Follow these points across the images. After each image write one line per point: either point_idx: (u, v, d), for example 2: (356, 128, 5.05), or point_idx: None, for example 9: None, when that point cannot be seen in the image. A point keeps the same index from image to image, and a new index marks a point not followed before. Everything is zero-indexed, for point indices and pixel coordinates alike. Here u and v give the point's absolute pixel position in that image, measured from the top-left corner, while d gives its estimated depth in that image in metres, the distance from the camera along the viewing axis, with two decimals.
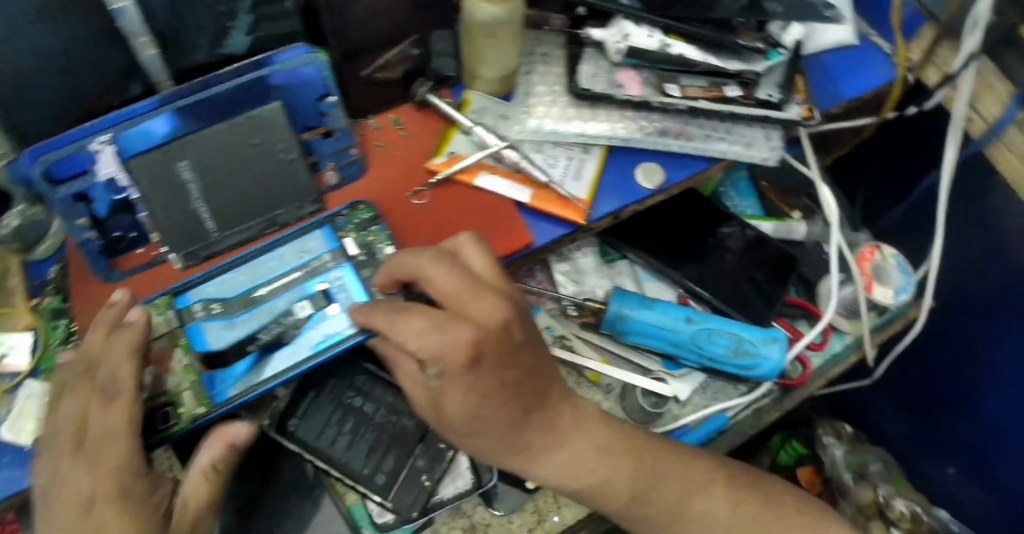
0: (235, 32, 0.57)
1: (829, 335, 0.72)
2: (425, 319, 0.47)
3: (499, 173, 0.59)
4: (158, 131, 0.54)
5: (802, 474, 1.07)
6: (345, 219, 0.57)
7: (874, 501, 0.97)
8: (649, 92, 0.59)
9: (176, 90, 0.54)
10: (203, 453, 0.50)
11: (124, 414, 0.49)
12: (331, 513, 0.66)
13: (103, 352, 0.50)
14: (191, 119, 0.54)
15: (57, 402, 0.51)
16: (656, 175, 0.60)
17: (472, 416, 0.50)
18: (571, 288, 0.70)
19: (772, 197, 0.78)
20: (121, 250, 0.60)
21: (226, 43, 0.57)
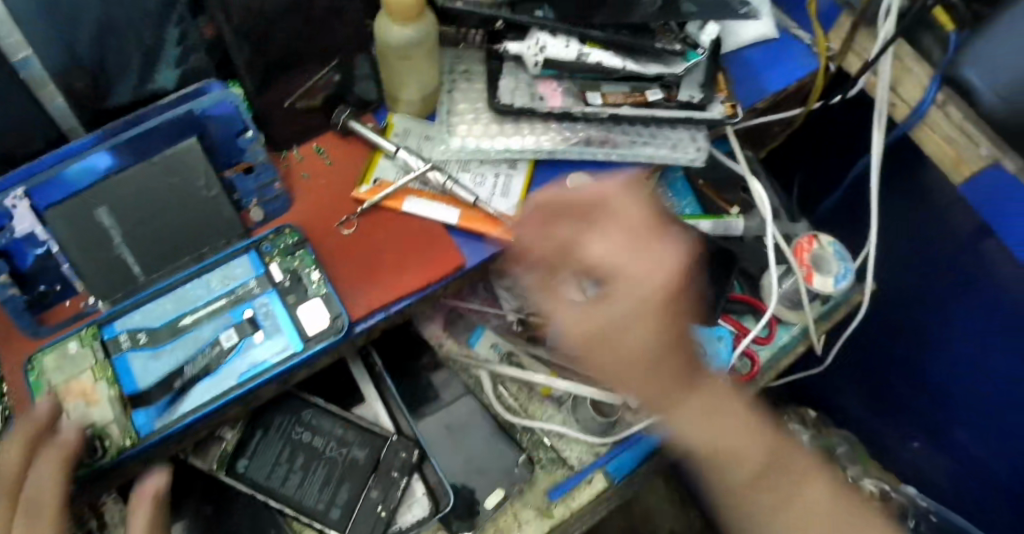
0: (162, 67, 0.56)
1: (774, 328, 0.74)
2: (619, 231, 0.49)
3: (427, 196, 0.58)
4: (100, 166, 0.53)
5: None
6: (271, 244, 0.57)
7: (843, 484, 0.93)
8: (570, 102, 0.59)
9: (115, 127, 0.55)
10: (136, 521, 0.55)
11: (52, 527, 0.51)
12: None
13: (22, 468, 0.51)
14: (131, 152, 0.54)
15: None
16: (586, 180, 0.58)
17: (643, 353, 0.47)
18: (513, 304, 0.69)
19: (709, 193, 0.79)
20: (48, 304, 0.58)
21: (155, 76, 0.57)
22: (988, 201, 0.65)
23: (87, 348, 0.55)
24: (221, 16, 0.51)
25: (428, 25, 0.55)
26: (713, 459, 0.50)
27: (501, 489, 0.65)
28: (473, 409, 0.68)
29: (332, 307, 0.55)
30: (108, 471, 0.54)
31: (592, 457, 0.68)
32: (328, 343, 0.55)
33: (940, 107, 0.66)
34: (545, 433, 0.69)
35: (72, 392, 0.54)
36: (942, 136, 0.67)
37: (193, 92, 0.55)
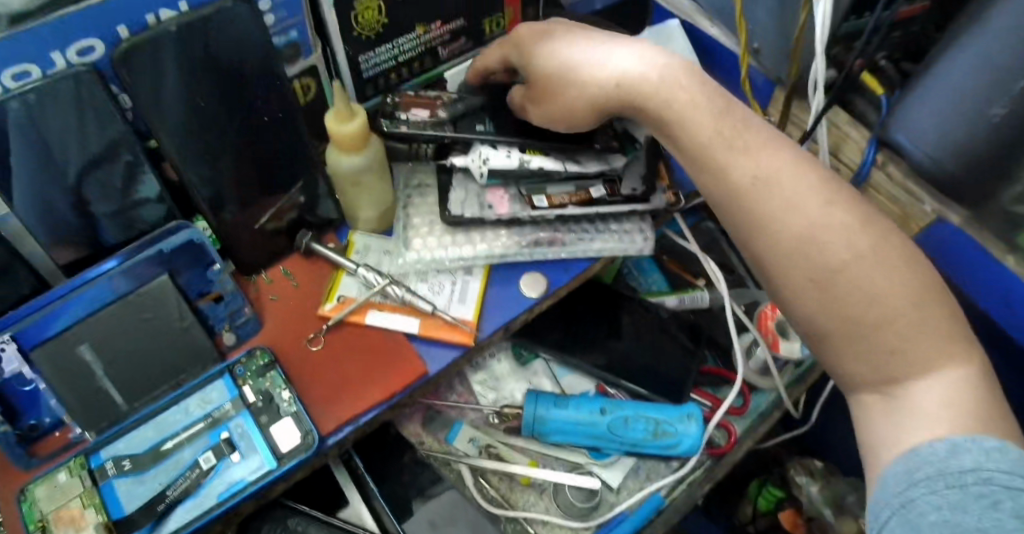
0: (147, 177, 0.58)
1: (748, 396, 0.74)
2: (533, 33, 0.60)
3: (387, 309, 0.62)
4: (105, 294, 0.56)
5: (784, 516, 1.05)
6: (243, 367, 0.60)
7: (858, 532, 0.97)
8: (517, 208, 0.63)
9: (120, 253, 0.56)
10: None
11: None
12: None
13: None
14: (130, 280, 0.56)
15: None
16: (538, 283, 0.62)
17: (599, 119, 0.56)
18: (489, 397, 0.75)
19: (675, 269, 0.82)
20: (36, 436, 0.59)
21: (137, 192, 0.58)
22: (946, 255, 0.66)
23: (74, 477, 0.56)
24: (167, 150, 0.54)
25: (374, 149, 0.59)
26: (754, 236, 0.48)
27: None
28: (452, 498, 0.67)
29: (301, 426, 0.57)
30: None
31: None
32: (300, 459, 0.56)
33: (881, 167, 0.66)
34: (528, 522, 0.69)
35: (63, 518, 0.55)
36: (887, 195, 0.68)
37: (172, 226, 0.57)
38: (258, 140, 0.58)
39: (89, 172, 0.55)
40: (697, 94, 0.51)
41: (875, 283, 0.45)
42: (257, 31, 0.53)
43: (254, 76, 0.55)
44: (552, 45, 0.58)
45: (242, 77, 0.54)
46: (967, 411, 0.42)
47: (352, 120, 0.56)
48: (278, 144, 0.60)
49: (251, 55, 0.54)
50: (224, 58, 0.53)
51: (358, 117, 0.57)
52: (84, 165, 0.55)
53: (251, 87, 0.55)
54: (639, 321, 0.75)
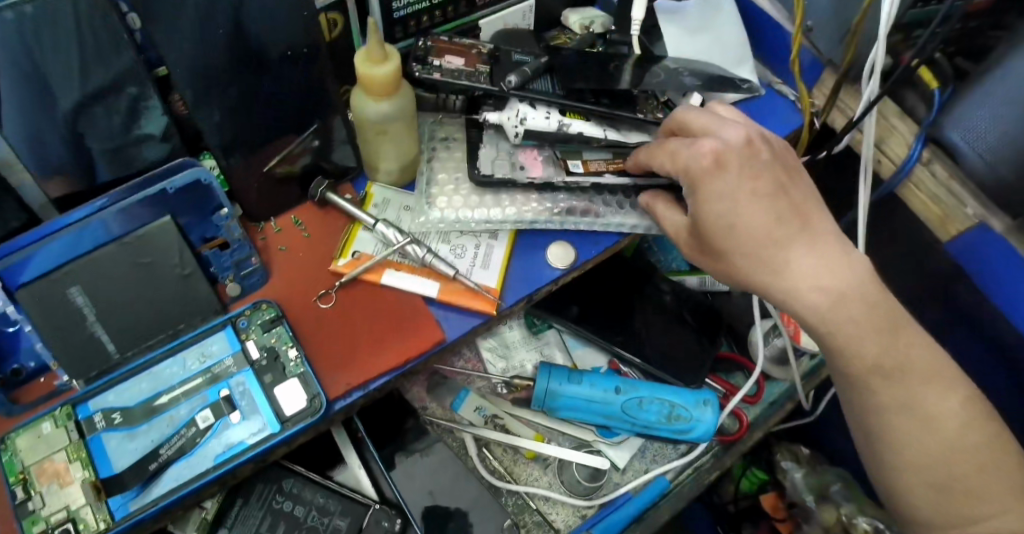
0: (151, 111, 0.53)
1: (763, 385, 0.72)
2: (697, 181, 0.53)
3: (406, 269, 0.57)
4: (106, 231, 0.51)
5: (766, 500, 1.05)
6: (247, 320, 0.55)
7: (838, 520, 0.97)
8: (552, 172, 0.59)
9: (121, 188, 0.51)
10: None
11: None
12: None
13: None
14: (137, 218, 0.51)
15: None
16: (565, 253, 0.58)
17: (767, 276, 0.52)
18: (499, 366, 0.68)
19: None
20: (20, 382, 0.56)
21: (140, 127, 0.53)
22: (973, 264, 0.64)
23: (59, 429, 0.53)
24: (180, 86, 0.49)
25: (404, 98, 0.55)
26: None
27: None
28: (442, 459, 0.64)
29: (308, 387, 0.53)
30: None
31: (578, 520, 0.66)
32: (306, 423, 0.52)
33: (926, 164, 0.65)
34: (530, 496, 0.66)
35: (46, 473, 0.52)
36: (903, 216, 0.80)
37: (177, 165, 0.51)
38: (278, 84, 0.54)
39: (93, 106, 0.50)
40: (822, 274, 0.51)
41: (889, 387, 0.51)
42: (284, 3, 0.50)
43: (282, 43, 0.52)
44: (730, 181, 0.51)
45: (271, 44, 0.52)
46: (938, 465, 0.49)
47: (384, 64, 0.52)
48: (304, 85, 0.55)
49: (281, 28, 0.51)
50: (250, 26, 0.50)
51: (389, 60, 0.52)
52: (83, 101, 0.49)
53: (268, 74, 0.53)
54: (658, 295, 0.72)
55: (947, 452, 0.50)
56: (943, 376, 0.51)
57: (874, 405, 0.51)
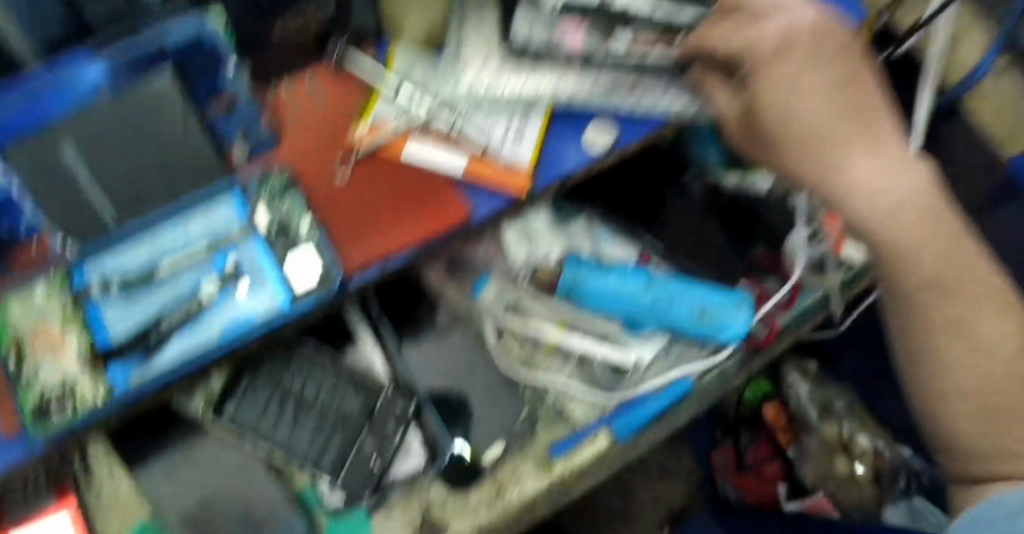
0: None
1: (795, 294, 0.67)
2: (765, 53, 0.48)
3: (431, 140, 0.52)
4: (88, 80, 0.47)
5: (767, 410, 1.02)
6: (255, 186, 0.51)
7: (838, 438, 0.99)
8: (595, 43, 0.52)
9: (105, 36, 0.48)
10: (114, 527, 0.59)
11: None
12: (267, 489, 0.60)
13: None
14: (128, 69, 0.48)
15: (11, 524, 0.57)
16: (604, 134, 0.54)
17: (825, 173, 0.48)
18: (523, 252, 0.65)
19: None
20: (11, 246, 0.51)
21: None
22: None
23: (52, 295, 0.49)
24: None
25: None
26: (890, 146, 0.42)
27: (501, 440, 0.62)
28: (458, 345, 0.63)
29: (324, 260, 0.49)
30: (69, 435, 0.50)
31: (597, 414, 0.64)
32: (319, 297, 0.49)
33: None
34: (550, 387, 0.64)
35: (40, 340, 0.49)
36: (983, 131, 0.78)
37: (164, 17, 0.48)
38: None
39: None
40: (882, 172, 0.46)
41: (952, 304, 0.46)
42: None
43: None
44: (789, 72, 0.48)
45: None
46: (983, 390, 0.46)
47: None
48: None
49: None
50: None
51: None
52: None
53: None
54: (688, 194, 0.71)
55: (994, 379, 0.46)
56: (1007, 298, 0.47)
57: (923, 319, 0.47)
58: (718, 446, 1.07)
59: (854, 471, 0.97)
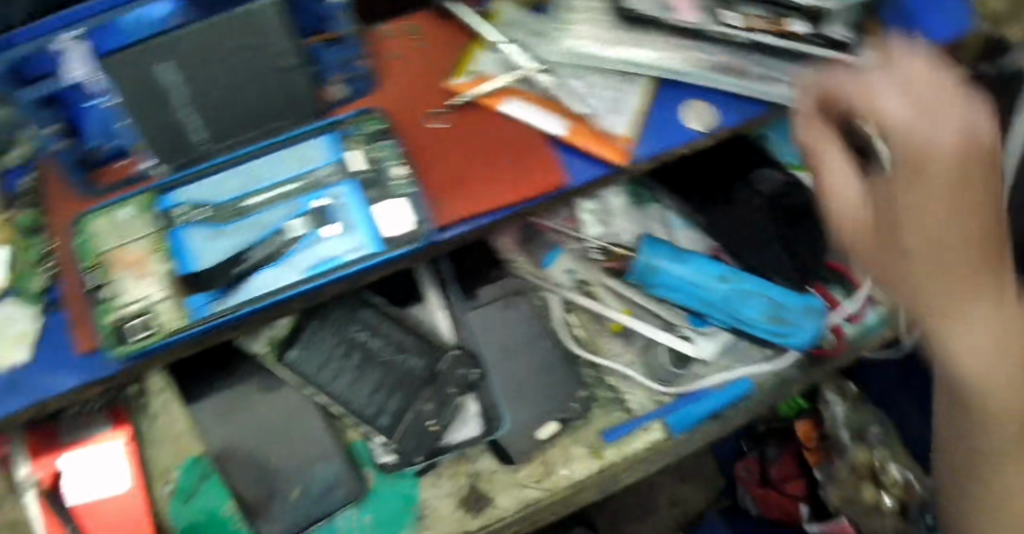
0: None
1: (865, 307, 0.66)
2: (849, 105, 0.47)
3: (531, 101, 0.52)
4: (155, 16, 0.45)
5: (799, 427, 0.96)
6: (352, 128, 0.50)
7: (869, 464, 0.91)
8: (705, 19, 0.52)
9: None
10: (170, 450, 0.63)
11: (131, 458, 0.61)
12: (319, 434, 0.61)
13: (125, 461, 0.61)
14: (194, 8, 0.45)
15: (82, 432, 0.62)
16: (704, 117, 0.53)
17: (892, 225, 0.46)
18: (597, 230, 0.64)
19: None
20: (98, 161, 0.51)
21: None
22: None
23: (140, 216, 0.49)
24: None
25: None
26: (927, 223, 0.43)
27: (555, 421, 0.61)
28: (519, 317, 0.61)
29: (417, 211, 0.49)
30: (144, 357, 0.49)
31: (653, 405, 0.63)
32: (408, 250, 0.49)
33: None
34: (608, 371, 0.63)
35: (123, 260, 0.49)
36: None
37: None
38: None
39: None
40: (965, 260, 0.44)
41: None
42: None
43: None
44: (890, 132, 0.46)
45: None
46: None
47: None
48: None
49: None
50: None
51: None
52: None
53: None
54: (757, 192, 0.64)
55: None
56: None
57: None
58: (743, 458, 1.04)
59: (881, 500, 0.89)
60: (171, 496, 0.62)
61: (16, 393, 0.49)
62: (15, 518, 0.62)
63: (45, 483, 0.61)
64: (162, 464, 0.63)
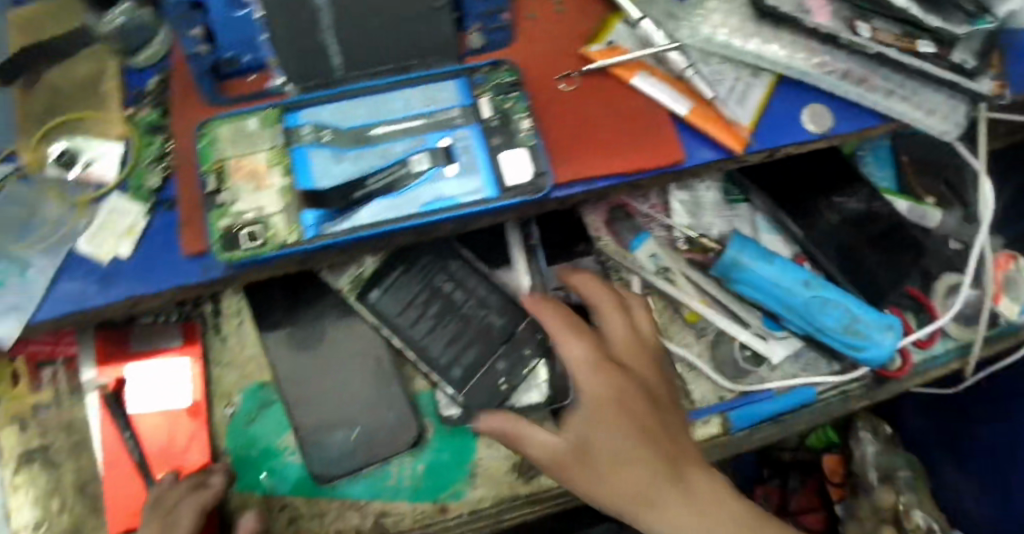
0: None
1: (935, 336, 0.66)
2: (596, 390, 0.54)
3: (659, 77, 0.53)
4: None
5: (827, 460, 0.94)
6: (484, 76, 0.51)
7: (892, 507, 0.85)
8: (838, 25, 0.52)
9: None
10: (238, 373, 0.63)
11: (198, 375, 0.62)
12: (388, 375, 0.61)
13: (195, 380, 0.62)
14: None
15: (152, 342, 0.63)
16: (822, 120, 0.54)
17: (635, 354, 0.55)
18: (685, 219, 0.65)
19: (910, 173, 0.69)
20: (230, 73, 0.51)
21: None
22: None
23: (266, 129, 0.50)
24: None
25: None
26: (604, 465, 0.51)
27: None
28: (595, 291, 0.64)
29: (537, 162, 0.50)
30: (250, 268, 0.50)
31: (716, 400, 0.64)
32: (524, 200, 0.49)
33: None
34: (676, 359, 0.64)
35: (243, 171, 0.49)
36: None
37: None
38: None
39: None
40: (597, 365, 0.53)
41: None
42: None
43: None
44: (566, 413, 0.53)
45: None
46: None
47: None
48: None
49: None
50: None
51: None
52: None
53: None
54: (841, 211, 0.65)
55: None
56: None
57: None
58: (764, 485, 1.00)
59: None
60: (232, 417, 0.62)
61: (114, 286, 0.50)
62: (71, 420, 0.63)
63: (108, 387, 0.62)
64: (224, 389, 0.63)
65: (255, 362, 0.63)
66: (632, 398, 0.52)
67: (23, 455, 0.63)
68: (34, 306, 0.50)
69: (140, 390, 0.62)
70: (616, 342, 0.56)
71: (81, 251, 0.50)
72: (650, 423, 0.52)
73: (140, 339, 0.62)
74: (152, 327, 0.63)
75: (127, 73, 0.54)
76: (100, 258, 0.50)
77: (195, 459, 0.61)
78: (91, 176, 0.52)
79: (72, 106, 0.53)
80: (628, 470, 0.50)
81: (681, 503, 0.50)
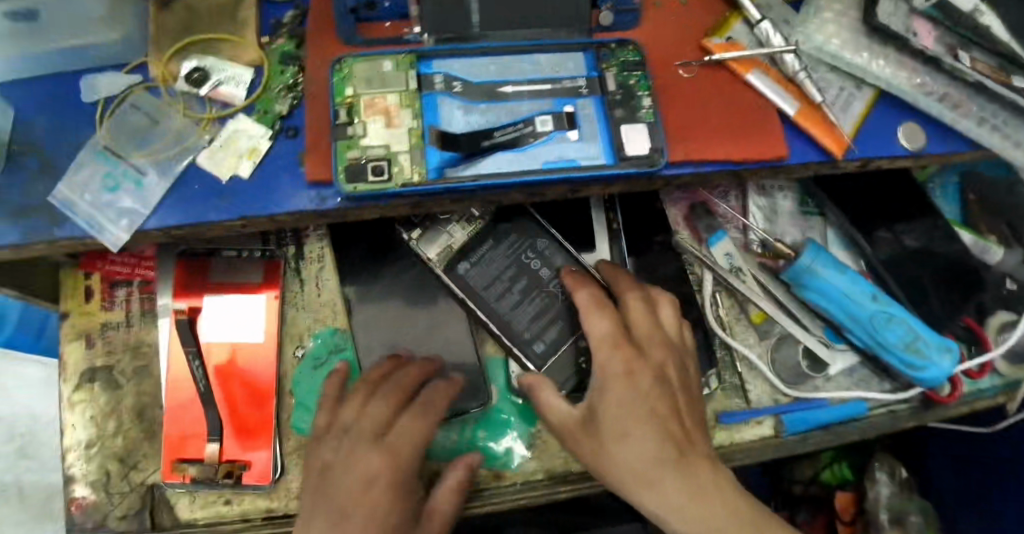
0: None
1: (986, 368, 0.68)
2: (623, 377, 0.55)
3: (772, 76, 0.55)
4: None
5: (839, 496, 0.93)
6: (610, 53, 0.54)
7: None
8: (942, 50, 0.56)
9: None
10: (313, 316, 0.63)
11: (275, 313, 0.63)
12: (461, 336, 0.63)
13: (270, 320, 0.63)
14: None
15: (233, 276, 0.63)
16: (916, 138, 0.57)
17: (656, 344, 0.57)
18: (762, 223, 0.69)
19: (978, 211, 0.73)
20: (371, 16, 0.53)
21: None
22: None
23: (399, 72, 0.51)
24: None
25: None
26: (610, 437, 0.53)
27: None
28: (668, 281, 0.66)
29: (653, 140, 0.52)
30: (365, 204, 0.50)
31: (772, 402, 0.65)
32: (638, 172, 0.51)
33: None
34: (739, 357, 0.66)
35: (374, 107, 0.51)
36: None
37: None
38: None
39: None
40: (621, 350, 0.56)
41: None
42: None
43: None
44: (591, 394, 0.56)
45: None
46: None
47: None
48: None
49: None
50: None
51: None
52: None
53: None
54: (897, 243, 0.66)
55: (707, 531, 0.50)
56: None
57: None
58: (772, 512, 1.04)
59: None
60: (300, 360, 0.63)
61: (228, 203, 0.50)
62: (140, 342, 0.63)
63: (183, 313, 0.62)
64: (295, 332, 0.63)
65: (332, 309, 0.64)
66: (641, 376, 0.55)
67: (85, 372, 0.63)
68: (146, 216, 0.50)
69: (216, 320, 0.62)
70: (644, 329, 0.58)
71: (201, 166, 0.51)
72: (661, 409, 0.54)
73: (219, 269, 0.63)
74: (234, 261, 0.64)
75: (263, 6, 0.56)
76: (221, 175, 0.50)
77: (261, 395, 0.61)
78: (220, 94, 0.53)
79: (203, 27, 0.54)
80: (633, 437, 0.53)
81: (679, 478, 0.51)
